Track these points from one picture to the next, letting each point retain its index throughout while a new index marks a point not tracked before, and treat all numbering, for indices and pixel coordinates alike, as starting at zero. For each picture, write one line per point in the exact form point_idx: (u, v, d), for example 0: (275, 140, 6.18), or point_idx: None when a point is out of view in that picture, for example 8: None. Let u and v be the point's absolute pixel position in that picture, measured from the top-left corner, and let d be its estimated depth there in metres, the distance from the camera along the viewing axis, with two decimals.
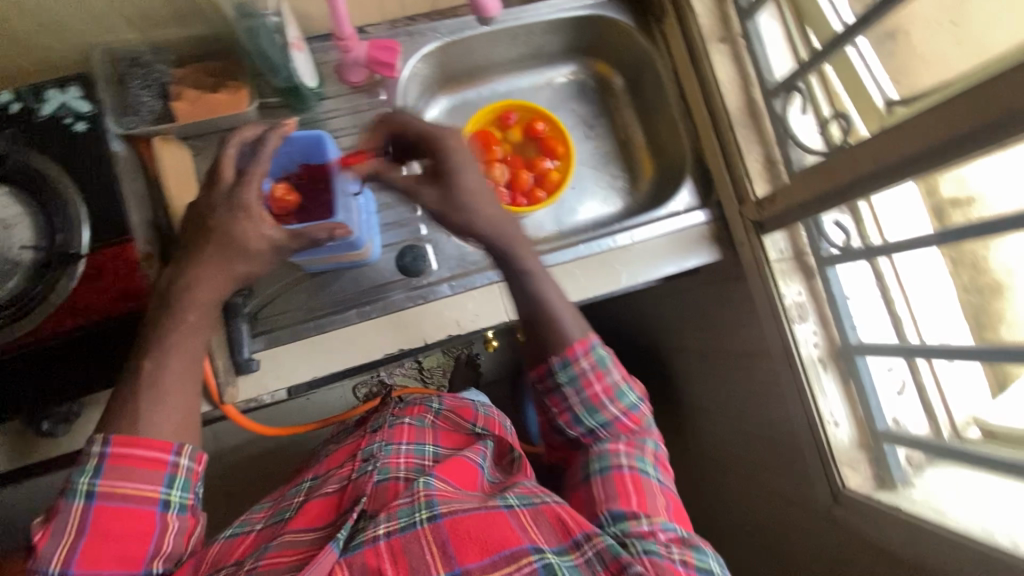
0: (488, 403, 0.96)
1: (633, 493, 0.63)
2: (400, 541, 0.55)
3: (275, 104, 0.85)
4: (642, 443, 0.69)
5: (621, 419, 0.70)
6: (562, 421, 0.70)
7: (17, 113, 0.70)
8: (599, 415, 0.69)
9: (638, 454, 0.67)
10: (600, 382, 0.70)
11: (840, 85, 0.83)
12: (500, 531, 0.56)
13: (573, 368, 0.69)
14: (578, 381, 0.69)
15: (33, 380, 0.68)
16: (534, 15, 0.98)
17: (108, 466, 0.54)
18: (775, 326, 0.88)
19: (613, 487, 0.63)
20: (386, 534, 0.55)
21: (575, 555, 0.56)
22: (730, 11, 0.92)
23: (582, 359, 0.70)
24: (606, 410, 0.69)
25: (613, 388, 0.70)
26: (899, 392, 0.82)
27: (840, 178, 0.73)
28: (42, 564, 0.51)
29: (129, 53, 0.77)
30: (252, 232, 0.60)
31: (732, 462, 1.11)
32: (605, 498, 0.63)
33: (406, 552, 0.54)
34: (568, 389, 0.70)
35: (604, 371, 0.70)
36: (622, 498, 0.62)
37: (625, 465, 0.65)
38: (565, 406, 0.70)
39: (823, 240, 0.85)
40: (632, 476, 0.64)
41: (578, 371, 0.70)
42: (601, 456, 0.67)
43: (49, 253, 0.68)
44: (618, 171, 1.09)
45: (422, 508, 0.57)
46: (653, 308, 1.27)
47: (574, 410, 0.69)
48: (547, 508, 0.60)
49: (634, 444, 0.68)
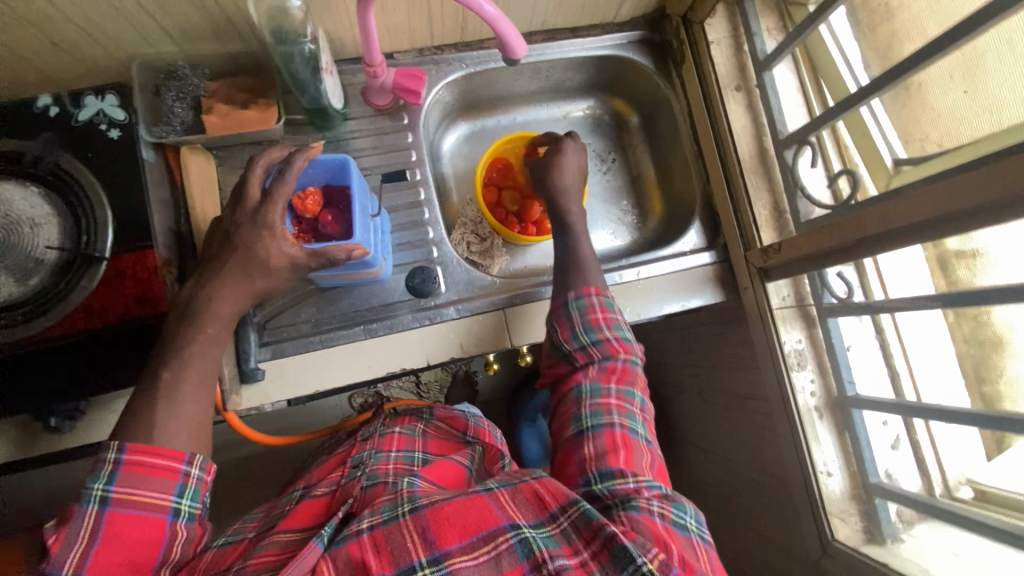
0: (478, 412, 0.98)
1: (621, 449, 0.64)
2: (382, 532, 0.54)
3: (301, 121, 0.89)
4: (631, 396, 0.70)
5: (612, 342, 0.74)
6: (560, 337, 0.75)
7: (53, 117, 0.73)
8: (594, 333, 0.74)
9: (629, 411, 0.69)
10: (602, 313, 0.76)
11: (851, 141, 0.86)
12: (478, 512, 0.56)
13: (583, 300, 0.77)
14: (585, 309, 0.76)
15: (44, 378, 0.69)
16: (558, 52, 1.01)
17: (122, 473, 0.55)
18: (775, 372, 0.89)
19: (602, 444, 0.65)
20: (369, 527, 0.55)
21: (552, 527, 0.56)
22: (747, 62, 0.95)
23: (594, 297, 0.77)
24: (602, 332, 0.75)
25: (613, 321, 0.76)
26: (893, 446, 0.83)
27: (844, 237, 0.75)
28: (52, 568, 0.50)
29: (166, 66, 0.80)
30: (274, 250, 0.63)
31: (724, 501, 1.12)
32: (594, 455, 0.64)
33: (389, 541, 0.53)
34: (574, 312, 0.76)
35: (610, 309, 0.77)
36: (611, 456, 0.63)
37: (617, 423, 0.67)
38: (568, 323, 0.75)
39: (825, 291, 0.86)
40: (622, 434, 0.66)
41: (587, 303, 0.77)
42: (594, 412, 0.68)
43: (73, 254, 0.70)
44: (628, 205, 1.12)
45: (404, 502, 0.57)
46: (655, 341, 1.28)
47: (575, 327, 0.75)
48: (524, 486, 0.60)
49: (625, 398, 0.70)
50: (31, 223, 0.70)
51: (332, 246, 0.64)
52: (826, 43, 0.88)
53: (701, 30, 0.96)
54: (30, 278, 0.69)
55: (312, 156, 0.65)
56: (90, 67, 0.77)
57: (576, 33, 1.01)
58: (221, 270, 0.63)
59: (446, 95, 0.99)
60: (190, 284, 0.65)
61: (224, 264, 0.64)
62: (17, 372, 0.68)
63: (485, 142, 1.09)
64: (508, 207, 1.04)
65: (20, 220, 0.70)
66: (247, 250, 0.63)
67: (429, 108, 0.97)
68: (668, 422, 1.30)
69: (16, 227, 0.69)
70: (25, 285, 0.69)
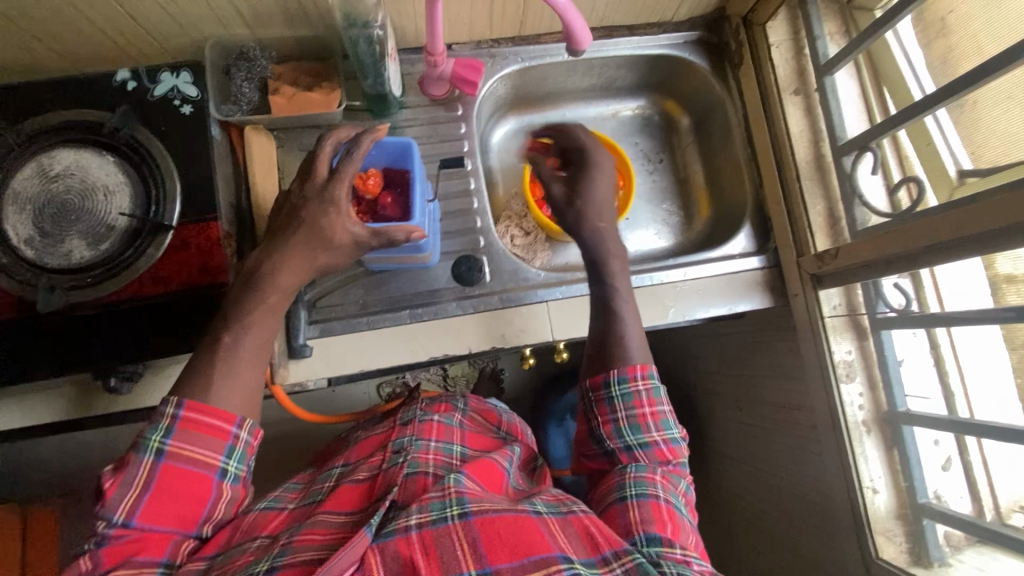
0: (505, 406, 0.99)
1: (668, 522, 0.61)
2: (431, 534, 0.54)
3: (358, 107, 0.91)
4: (677, 479, 0.68)
5: (660, 446, 0.70)
6: (603, 430, 0.71)
7: (131, 90, 0.76)
8: (641, 433, 0.69)
9: (673, 490, 0.66)
10: (650, 407, 0.71)
11: (912, 149, 0.81)
12: (529, 534, 0.55)
13: (628, 386, 0.71)
14: (630, 399, 0.71)
15: (106, 338, 0.71)
16: (614, 50, 1.01)
17: (178, 429, 0.57)
18: (822, 383, 0.87)
19: (648, 512, 0.61)
20: (417, 525, 0.55)
21: (603, 570, 0.54)
22: (808, 66, 0.93)
23: (640, 381, 0.71)
24: (650, 433, 0.70)
25: (660, 417, 0.71)
26: (943, 467, 0.78)
27: (913, 242, 0.73)
28: (108, 510, 0.54)
29: (238, 47, 0.83)
30: (340, 226, 0.65)
31: (755, 513, 1.09)
32: (640, 520, 0.61)
33: (438, 544, 0.53)
34: (618, 402, 0.71)
35: (656, 400, 0.71)
36: (659, 524, 0.60)
37: (663, 497, 0.64)
38: (611, 417, 0.70)
39: (880, 301, 0.83)
40: (668, 508, 0.63)
41: (632, 390, 0.71)
42: (638, 483, 0.65)
43: (143, 222, 0.72)
44: (674, 207, 1.11)
45: (453, 505, 0.57)
46: (690, 347, 1.26)
47: (619, 423, 0.70)
48: (575, 519, 0.59)
49: (670, 479, 0.67)
50: (105, 190, 0.73)
51: (393, 227, 0.68)
52: (891, 51, 0.83)
53: (762, 33, 0.95)
54: (103, 242, 0.72)
55: (378, 138, 0.67)
56: (166, 44, 0.80)
57: (632, 32, 1.01)
58: (285, 241, 0.65)
59: (500, 88, 1.00)
60: (254, 255, 0.67)
61: (289, 237, 0.65)
62: (83, 331, 0.71)
63: (534, 137, 1.10)
64: (555, 202, 1.03)
65: (96, 187, 0.73)
66: (313, 224, 0.65)
67: (483, 99, 0.98)
68: (699, 430, 1.28)
69: (92, 193, 0.73)
70: (96, 249, 0.72)
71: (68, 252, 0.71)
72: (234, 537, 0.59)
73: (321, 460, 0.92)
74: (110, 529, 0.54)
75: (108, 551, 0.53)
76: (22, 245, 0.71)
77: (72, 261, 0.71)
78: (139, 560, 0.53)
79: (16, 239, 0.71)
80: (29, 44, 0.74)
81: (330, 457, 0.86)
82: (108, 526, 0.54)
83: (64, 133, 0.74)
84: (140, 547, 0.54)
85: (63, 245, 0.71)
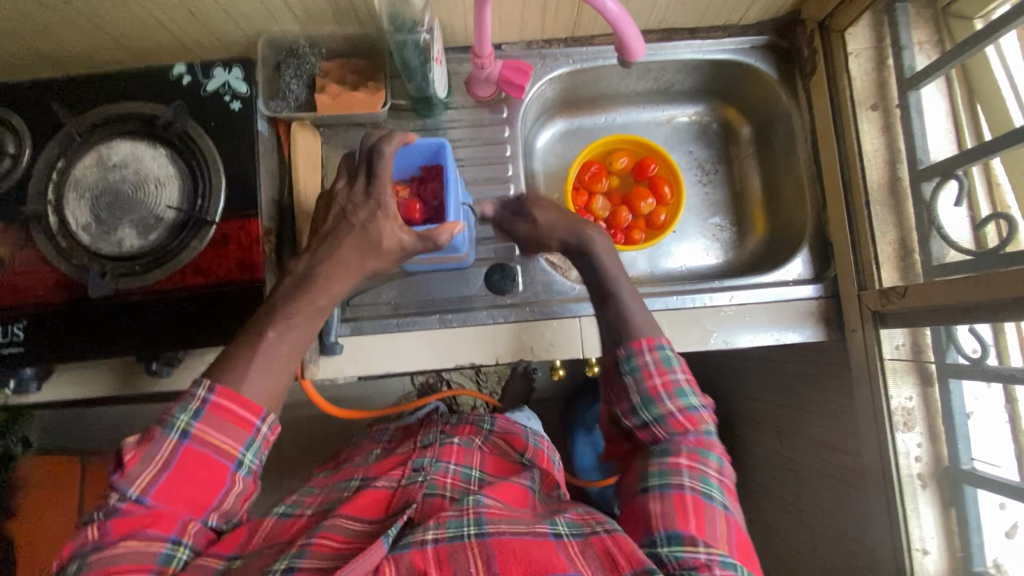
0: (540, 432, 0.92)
1: (692, 514, 0.56)
2: (446, 549, 0.54)
3: (403, 107, 0.90)
4: (705, 456, 0.62)
5: (677, 416, 0.64)
6: (619, 410, 0.67)
7: (185, 85, 0.78)
8: (656, 408, 0.64)
9: (702, 472, 0.60)
10: (661, 377, 0.66)
11: (1006, 177, 0.71)
12: (544, 554, 0.52)
13: (635, 361, 0.67)
14: (640, 372, 0.66)
15: (144, 325, 0.74)
16: (672, 54, 0.95)
17: (206, 412, 0.58)
18: (874, 429, 0.80)
19: (671, 505, 0.57)
20: (433, 540, 0.55)
21: None
22: (890, 77, 0.84)
23: (647, 355, 0.67)
24: (663, 404, 0.65)
25: (675, 386, 0.66)
26: (1008, 534, 0.69)
27: (992, 292, 0.65)
28: (124, 482, 0.55)
29: (289, 44, 0.84)
30: (387, 232, 0.66)
31: (790, 553, 1.02)
32: (661, 514, 0.57)
33: (452, 560, 0.52)
34: (629, 378, 0.66)
35: (668, 369, 0.66)
36: (680, 517, 0.56)
37: (686, 485, 0.58)
38: (623, 395, 0.66)
39: (952, 347, 0.74)
40: (693, 497, 0.57)
41: (641, 363, 0.67)
42: (661, 471, 0.60)
43: (189, 215, 0.75)
44: (727, 221, 1.05)
45: (471, 524, 0.56)
46: (732, 369, 1.20)
47: (632, 400, 0.66)
48: (597, 540, 0.55)
49: (698, 458, 0.61)
50: (156, 181, 0.76)
51: (437, 229, 0.67)
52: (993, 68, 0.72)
53: (840, 41, 0.86)
54: (151, 233, 0.75)
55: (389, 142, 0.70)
56: (222, 38, 0.82)
57: (694, 35, 0.94)
58: (333, 247, 0.66)
59: (548, 91, 0.97)
60: (304, 260, 0.66)
61: (335, 242, 0.66)
62: (127, 316, 0.74)
63: (581, 142, 1.06)
64: (597, 212, 1.01)
65: (148, 179, 0.76)
66: (362, 229, 0.66)
67: (529, 102, 0.95)
68: (734, 455, 1.21)
69: (144, 185, 0.76)
70: (144, 239, 0.75)
71: (120, 240, 0.75)
72: (251, 541, 0.64)
73: (336, 461, 0.91)
74: (122, 502, 0.55)
75: (117, 521, 0.55)
76: (80, 231, 0.75)
77: (123, 250, 0.75)
78: (148, 532, 0.55)
79: (75, 226, 0.75)
80: (100, 37, 0.77)
81: (344, 462, 0.86)
82: (120, 499, 0.55)
83: (119, 125, 0.77)
84: (152, 521, 0.55)
85: (116, 233, 0.75)
